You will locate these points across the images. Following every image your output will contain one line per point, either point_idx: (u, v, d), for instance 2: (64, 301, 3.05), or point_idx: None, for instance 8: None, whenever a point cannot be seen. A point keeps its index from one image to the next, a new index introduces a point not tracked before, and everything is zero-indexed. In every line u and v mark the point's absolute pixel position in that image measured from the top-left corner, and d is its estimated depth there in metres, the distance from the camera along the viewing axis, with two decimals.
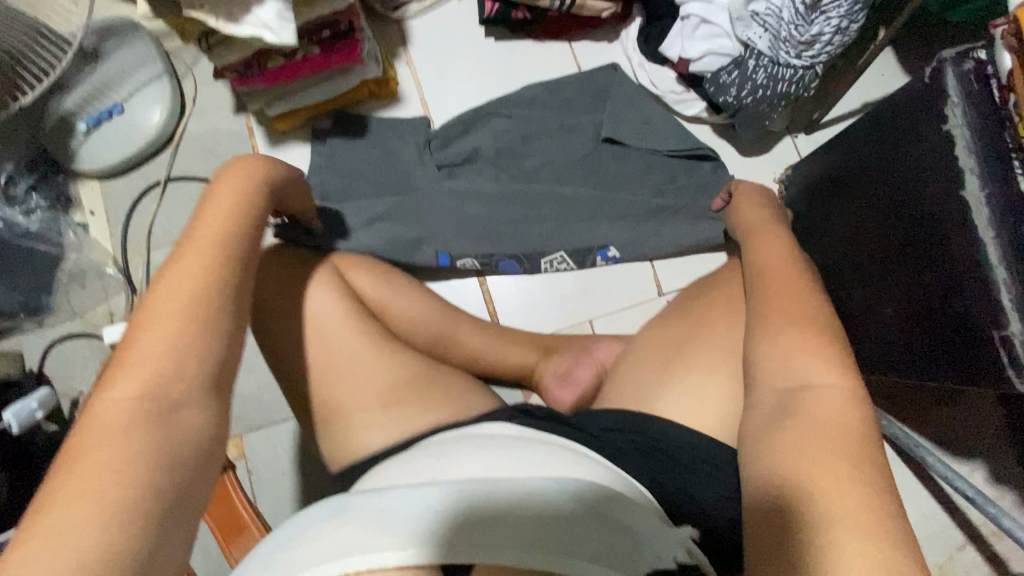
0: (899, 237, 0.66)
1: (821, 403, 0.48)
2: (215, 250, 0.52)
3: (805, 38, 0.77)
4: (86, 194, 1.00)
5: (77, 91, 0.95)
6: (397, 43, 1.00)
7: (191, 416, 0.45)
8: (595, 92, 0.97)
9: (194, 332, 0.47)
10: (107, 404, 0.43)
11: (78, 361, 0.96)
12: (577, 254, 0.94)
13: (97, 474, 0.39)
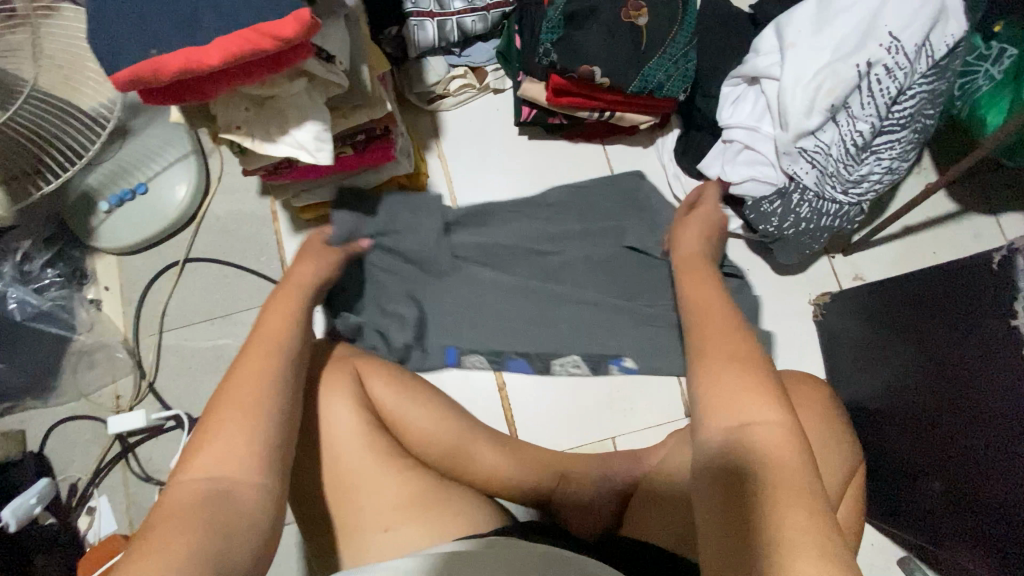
0: (950, 412, 0.63)
1: (761, 438, 0.43)
2: (275, 347, 0.59)
3: (853, 177, 0.76)
4: (102, 269, 0.98)
5: (99, 170, 0.94)
6: (429, 135, 1.00)
7: (251, 492, 0.49)
8: (625, 199, 0.95)
9: (255, 416, 0.52)
10: (178, 488, 0.48)
11: (79, 444, 0.93)
12: (591, 359, 0.92)
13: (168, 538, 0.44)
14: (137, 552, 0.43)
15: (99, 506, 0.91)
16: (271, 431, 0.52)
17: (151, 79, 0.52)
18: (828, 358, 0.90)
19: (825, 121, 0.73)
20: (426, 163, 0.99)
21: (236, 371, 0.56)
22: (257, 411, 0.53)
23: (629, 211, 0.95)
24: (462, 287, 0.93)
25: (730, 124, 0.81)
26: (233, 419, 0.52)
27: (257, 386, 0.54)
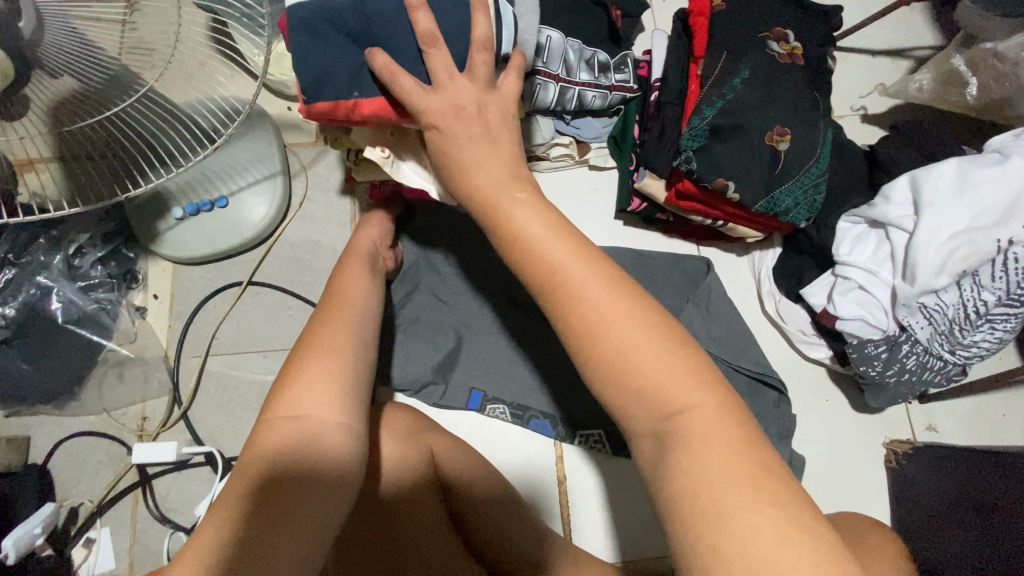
0: None
1: (703, 426, 0.43)
2: (356, 309, 0.62)
3: (965, 341, 0.75)
4: (154, 274, 0.90)
5: (181, 176, 0.87)
6: None
7: (336, 430, 0.52)
8: (684, 280, 0.92)
9: (345, 358, 0.56)
10: (269, 428, 0.51)
11: (89, 464, 0.83)
12: (615, 439, 0.88)
13: (254, 486, 0.48)
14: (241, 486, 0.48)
15: (98, 539, 0.81)
16: (356, 384, 0.56)
17: (336, 107, 0.54)
18: (898, 504, 0.87)
19: (950, 283, 0.73)
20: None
21: (315, 330, 0.59)
22: (340, 366, 0.55)
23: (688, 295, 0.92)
24: (538, 359, 0.91)
25: (847, 261, 0.80)
26: (320, 372, 0.54)
27: (344, 348, 0.57)
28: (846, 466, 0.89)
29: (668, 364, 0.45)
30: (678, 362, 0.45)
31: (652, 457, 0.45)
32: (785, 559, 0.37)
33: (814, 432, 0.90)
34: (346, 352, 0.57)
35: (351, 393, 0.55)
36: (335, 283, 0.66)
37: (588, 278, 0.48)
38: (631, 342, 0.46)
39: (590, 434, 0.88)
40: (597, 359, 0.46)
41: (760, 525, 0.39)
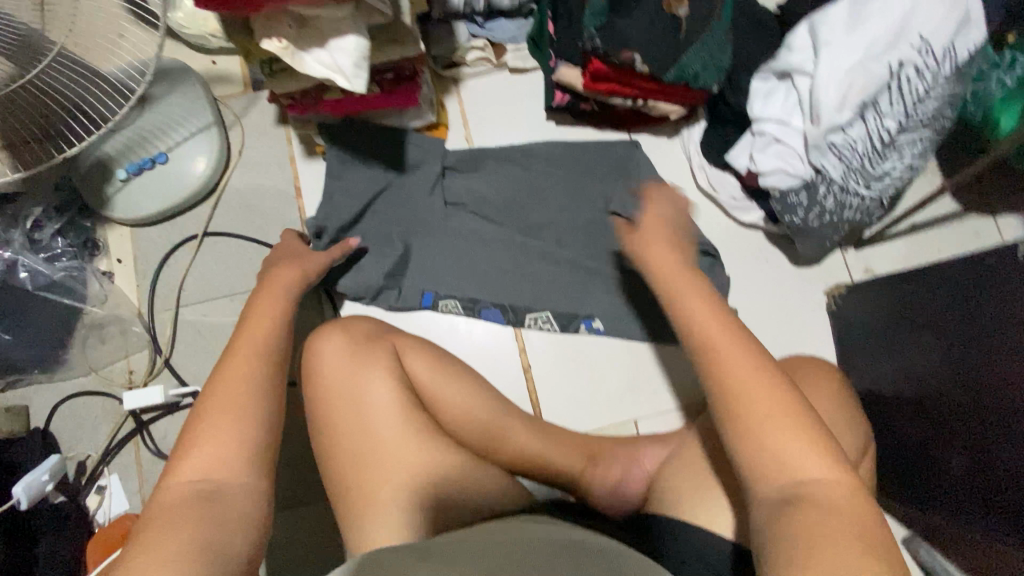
0: (967, 394, 0.66)
1: (768, 375, 0.49)
2: (253, 358, 0.62)
3: (876, 172, 0.79)
4: (113, 240, 0.94)
5: (119, 139, 0.91)
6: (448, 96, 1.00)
7: (238, 485, 0.53)
8: (613, 163, 0.97)
9: (243, 416, 0.56)
10: (168, 489, 0.51)
11: (88, 420, 0.90)
12: (562, 318, 0.95)
13: (169, 528, 0.47)
14: (152, 530, 0.47)
15: (109, 484, 0.88)
16: (260, 432, 0.56)
17: None
18: (840, 345, 0.92)
19: (854, 116, 0.77)
20: (444, 106, 1.00)
21: (223, 371, 0.60)
22: (249, 414, 0.56)
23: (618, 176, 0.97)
24: (489, 266, 0.95)
25: (761, 116, 0.84)
26: (224, 423, 0.55)
27: (242, 404, 0.57)
28: (792, 318, 0.95)
29: (743, 358, 0.50)
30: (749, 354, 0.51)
31: (769, 495, 0.46)
32: (807, 460, 0.46)
33: (756, 291, 0.95)
34: (248, 393, 0.58)
35: (254, 448, 0.55)
36: (246, 319, 0.67)
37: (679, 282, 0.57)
38: (723, 335, 0.52)
39: (539, 316, 0.95)
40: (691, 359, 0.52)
41: (793, 445, 0.47)
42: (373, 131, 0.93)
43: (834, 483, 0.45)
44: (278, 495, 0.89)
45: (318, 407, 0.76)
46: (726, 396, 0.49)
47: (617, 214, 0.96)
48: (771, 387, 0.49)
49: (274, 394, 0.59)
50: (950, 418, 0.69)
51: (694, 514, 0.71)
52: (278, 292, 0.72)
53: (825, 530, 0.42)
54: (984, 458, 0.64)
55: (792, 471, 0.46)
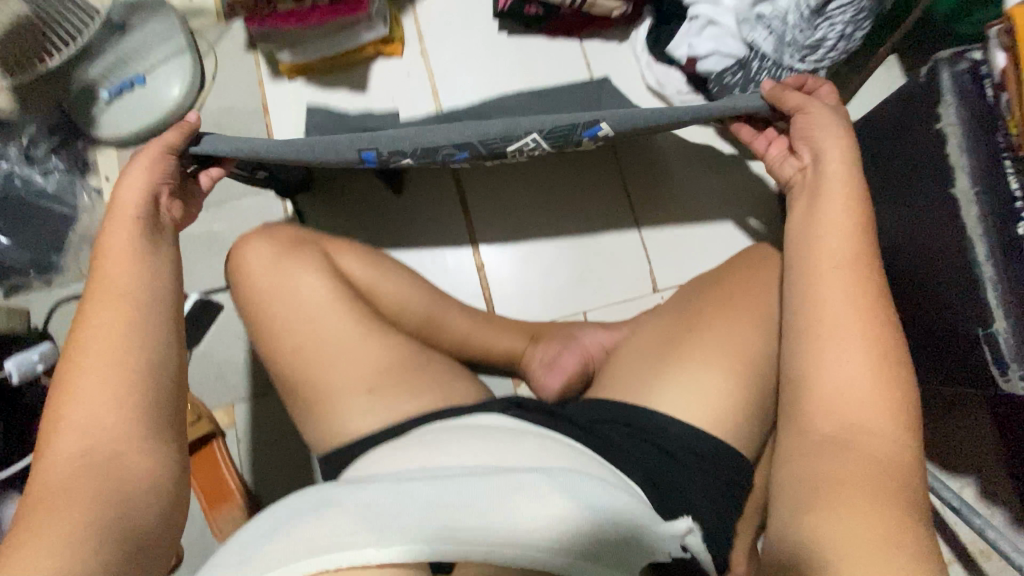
0: (916, 255, 0.62)
1: (875, 445, 0.48)
2: (129, 317, 0.53)
3: (809, 42, 0.79)
4: (102, 161, 1.03)
5: (101, 61, 0.96)
6: (403, 16, 1.05)
7: (137, 459, 0.49)
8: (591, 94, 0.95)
9: (131, 385, 0.50)
10: (50, 466, 0.47)
11: None
12: (553, 136, 0.73)
13: (70, 497, 0.45)
14: (39, 513, 0.44)
15: None
16: (153, 396, 0.51)
17: None
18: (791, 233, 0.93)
19: None
20: (401, 23, 1.05)
21: (85, 351, 0.51)
22: (133, 403, 0.50)
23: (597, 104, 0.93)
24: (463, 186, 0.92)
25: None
26: (102, 384, 0.50)
27: (124, 375, 0.50)
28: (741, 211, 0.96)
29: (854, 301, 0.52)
30: (868, 366, 0.50)
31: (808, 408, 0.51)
32: (877, 421, 0.49)
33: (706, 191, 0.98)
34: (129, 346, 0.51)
35: (145, 414, 0.50)
36: (105, 250, 0.56)
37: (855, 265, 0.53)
38: (843, 276, 0.53)
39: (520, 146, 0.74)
40: (826, 331, 0.52)
41: (874, 400, 0.49)
42: (331, 48, 0.98)
43: (899, 439, 0.48)
44: (251, 388, 0.96)
45: (251, 307, 0.76)
46: (828, 324, 0.52)
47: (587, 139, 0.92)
48: (879, 342, 0.51)
49: (164, 368, 0.53)
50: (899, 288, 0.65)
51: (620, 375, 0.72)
52: (130, 250, 0.56)
53: (839, 468, 0.47)
54: (935, 328, 0.61)
55: (860, 414, 0.49)
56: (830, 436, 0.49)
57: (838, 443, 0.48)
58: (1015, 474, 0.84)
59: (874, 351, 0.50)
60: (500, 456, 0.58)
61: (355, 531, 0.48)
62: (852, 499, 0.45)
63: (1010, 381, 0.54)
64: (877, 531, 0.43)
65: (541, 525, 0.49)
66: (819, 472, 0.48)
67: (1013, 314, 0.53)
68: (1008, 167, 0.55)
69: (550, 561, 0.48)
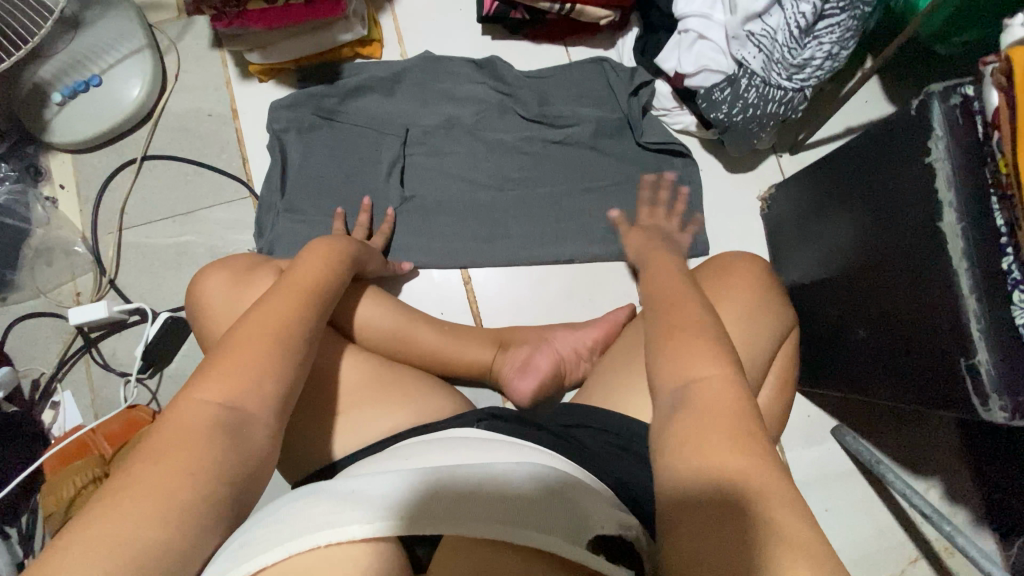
0: (874, 291, 0.70)
1: (711, 399, 0.44)
2: (305, 300, 0.59)
3: (797, 61, 0.78)
4: (56, 167, 0.96)
5: (52, 61, 0.92)
6: (382, 16, 1.01)
7: (261, 428, 0.49)
8: (576, 84, 0.97)
9: (280, 370, 0.52)
10: (190, 408, 0.47)
11: (40, 340, 0.92)
12: None
13: (173, 460, 0.43)
14: (158, 462, 0.42)
15: (63, 400, 0.91)
16: (295, 379, 0.53)
17: None
18: (771, 245, 0.94)
19: (771, 4, 0.77)
20: (380, 24, 1.00)
21: (249, 321, 0.54)
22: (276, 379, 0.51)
23: (581, 96, 0.97)
24: (463, 193, 0.96)
25: (685, 14, 0.84)
26: (256, 366, 0.50)
27: (282, 359, 0.52)
28: (723, 223, 0.96)
29: (687, 304, 0.52)
30: (700, 354, 0.47)
31: (665, 412, 0.46)
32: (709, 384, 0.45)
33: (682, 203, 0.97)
34: (270, 360, 0.52)
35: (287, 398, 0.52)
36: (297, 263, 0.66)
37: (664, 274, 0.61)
38: (673, 289, 0.56)
39: None
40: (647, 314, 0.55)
41: (708, 371, 0.46)
42: (309, 49, 0.93)
43: (728, 398, 0.44)
44: None
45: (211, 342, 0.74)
46: (664, 330, 0.50)
47: (563, 142, 0.97)
48: (694, 316, 0.51)
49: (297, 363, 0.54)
50: (858, 322, 0.74)
51: (614, 397, 0.72)
52: (320, 263, 0.66)
53: (703, 435, 0.42)
54: (922, 341, 0.63)
55: (689, 374, 0.46)
56: (674, 402, 0.46)
57: (697, 407, 0.44)
58: (976, 475, 0.89)
59: (707, 344, 0.48)
60: (481, 453, 0.56)
61: (364, 505, 0.45)
62: (724, 448, 0.41)
63: (991, 413, 0.56)
64: (774, 496, 0.39)
65: (520, 507, 0.44)
66: (685, 433, 0.43)
67: (995, 349, 0.55)
68: (995, 202, 0.55)
69: (520, 536, 0.42)
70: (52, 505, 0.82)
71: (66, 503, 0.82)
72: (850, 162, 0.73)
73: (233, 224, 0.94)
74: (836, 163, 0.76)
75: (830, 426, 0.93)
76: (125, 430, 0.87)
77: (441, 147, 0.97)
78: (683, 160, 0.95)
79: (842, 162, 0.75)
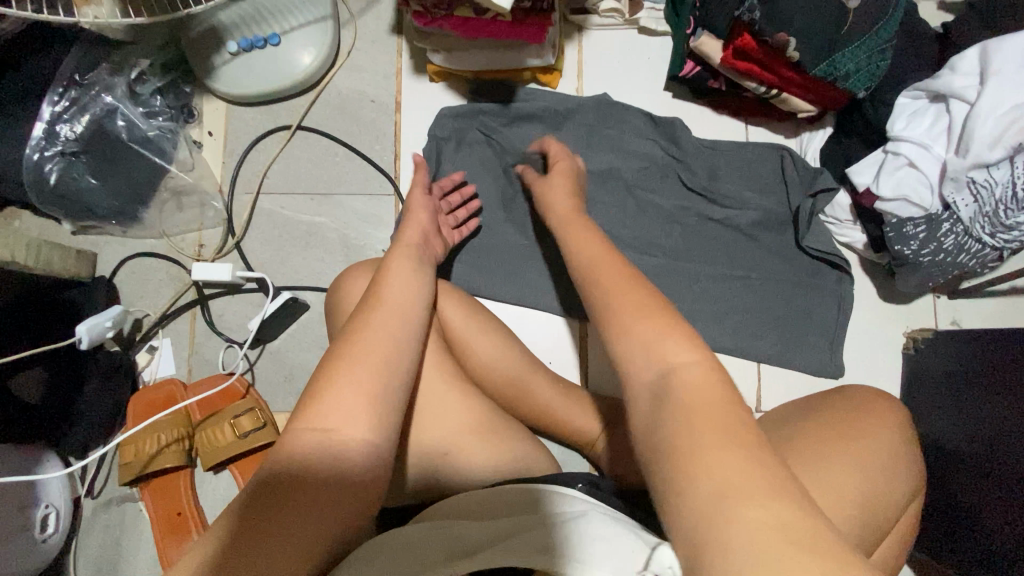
0: None
1: (717, 478, 0.37)
2: (401, 312, 0.55)
3: (1009, 222, 0.74)
4: (209, 113, 0.94)
5: (235, 9, 0.90)
6: (568, 44, 0.97)
7: (357, 450, 0.47)
8: (749, 166, 0.92)
9: (375, 389, 0.49)
10: (289, 440, 0.47)
11: (152, 282, 0.91)
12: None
13: (286, 503, 0.45)
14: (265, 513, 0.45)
15: (160, 347, 0.90)
16: (390, 396, 0.50)
17: None
18: (905, 389, 0.90)
19: (1003, 157, 0.73)
20: (564, 52, 0.96)
21: (353, 336, 0.52)
22: (367, 392, 0.49)
23: (752, 180, 0.92)
24: None
25: (901, 137, 0.79)
26: (347, 391, 0.48)
27: (376, 378, 0.50)
28: (860, 349, 0.92)
29: (631, 293, 0.51)
30: (696, 420, 0.41)
31: (642, 410, 0.44)
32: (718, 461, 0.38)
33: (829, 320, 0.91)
34: (383, 367, 0.51)
35: (383, 409, 0.49)
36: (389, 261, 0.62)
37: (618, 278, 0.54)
38: (645, 316, 0.49)
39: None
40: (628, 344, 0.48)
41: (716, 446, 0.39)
42: (492, 63, 0.90)
43: (747, 481, 0.37)
44: None
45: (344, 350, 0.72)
46: (660, 385, 0.44)
47: (719, 222, 0.92)
48: (683, 363, 0.45)
49: (399, 381, 0.51)
50: (1005, 511, 0.68)
51: None
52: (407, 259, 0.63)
53: (741, 520, 0.35)
54: None
55: (692, 444, 0.40)
56: (696, 476, 0.38)
57: (724, 489, 0.37)
58: None
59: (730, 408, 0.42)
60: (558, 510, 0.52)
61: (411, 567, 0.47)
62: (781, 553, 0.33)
63: None
64: None
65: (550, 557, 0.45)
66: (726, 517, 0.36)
67: None
68: None
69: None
70: (131, 455, 0.82)
71: (146, 457, 0.82)
72: None
73: (370, 217, 0.92)
74: None
75: None
76: (218, 398, 0.86)
77: (595, 194, 0.93)
78: (840, 275, 0.90)
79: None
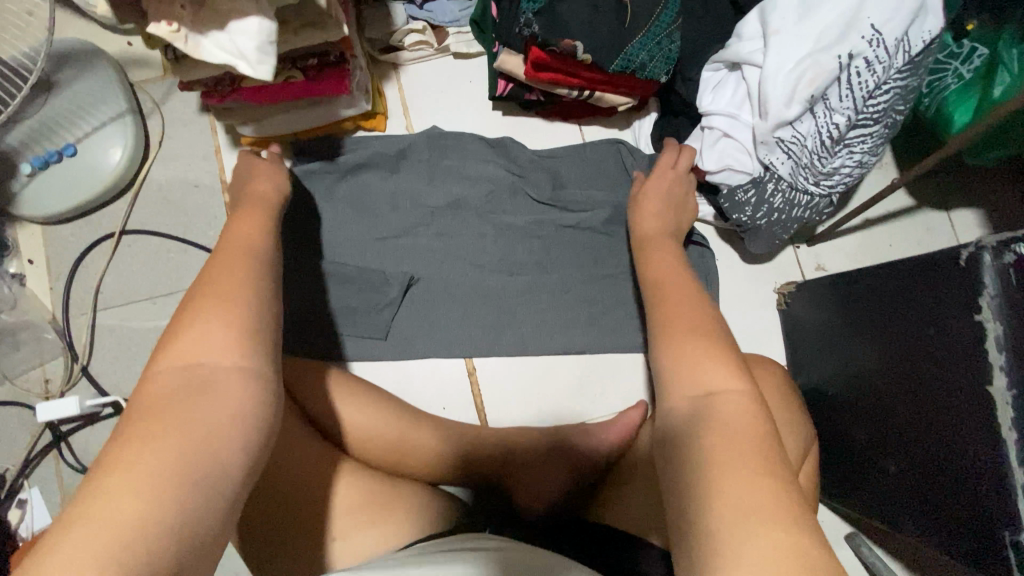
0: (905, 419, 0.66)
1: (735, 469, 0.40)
2: (248, 256, 0.50)
3: (826, 169, 0.77)
4: (25, 239, 0.88)
5: (20, 127, 0.84)
6: (387, 85, 0.95)
7: (234, 375, 0.42)
8: (591, 166, 0.93)
9: (234, 317, 0.44)
10: (151, 379, 0.41)
11: (3, 433, 0.84)
12: None
13: (143, 443, 0.37)
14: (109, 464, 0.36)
15: (29, 498, 0.83)
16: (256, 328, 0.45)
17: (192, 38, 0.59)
18: (789, 344, 0.92)
19: (803, 111, 0.74)
20: (384, 94, 0.95)
21: (198, 286, 0.47)
22: (238, 314, 0.44)
23: (596, 179, 0.92)
24: (470, 280, 0.90)
25: (710, 111, 0.80)
26: (210, 319, 0.44)
27: (239, 307, 0.45)
28: (737, 316, 0.94)
29: (685, 322, 0.53)
30: (727, 405, 0.45)
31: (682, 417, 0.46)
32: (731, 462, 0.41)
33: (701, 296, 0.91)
34: (244, 311, 0.45)
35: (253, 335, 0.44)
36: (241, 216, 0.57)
37: (672, 279, 0.59)
38: (680, 310, 0.54)
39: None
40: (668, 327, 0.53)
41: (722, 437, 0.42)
42: (308, 122, 0.87)
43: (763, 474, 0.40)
44: None
45: None
46: (687, 373, 0.48)
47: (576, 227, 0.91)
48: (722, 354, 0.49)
49: (267, 314, 0.46)
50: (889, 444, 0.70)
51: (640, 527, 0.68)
52: (260, 216, 0.57)
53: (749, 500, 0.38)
54: (956, 497, 0.59)
55: (714, 429, 0.43)
56: (702, 465, 0.41)
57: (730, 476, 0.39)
58: None
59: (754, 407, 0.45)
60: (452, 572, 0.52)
61: None
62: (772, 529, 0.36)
63: None
64: None
65: None
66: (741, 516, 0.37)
67: None
68: None
69: None
70: None
71: None
72: (885, 286, 0.70)
73: None
74: (872, 278, 0.73)
75: (845, 530, 0.90)
76: None
77: (447, 228, 0.91)
78: (700, 250, 0.91)
79: (880, 284, 0.71)
